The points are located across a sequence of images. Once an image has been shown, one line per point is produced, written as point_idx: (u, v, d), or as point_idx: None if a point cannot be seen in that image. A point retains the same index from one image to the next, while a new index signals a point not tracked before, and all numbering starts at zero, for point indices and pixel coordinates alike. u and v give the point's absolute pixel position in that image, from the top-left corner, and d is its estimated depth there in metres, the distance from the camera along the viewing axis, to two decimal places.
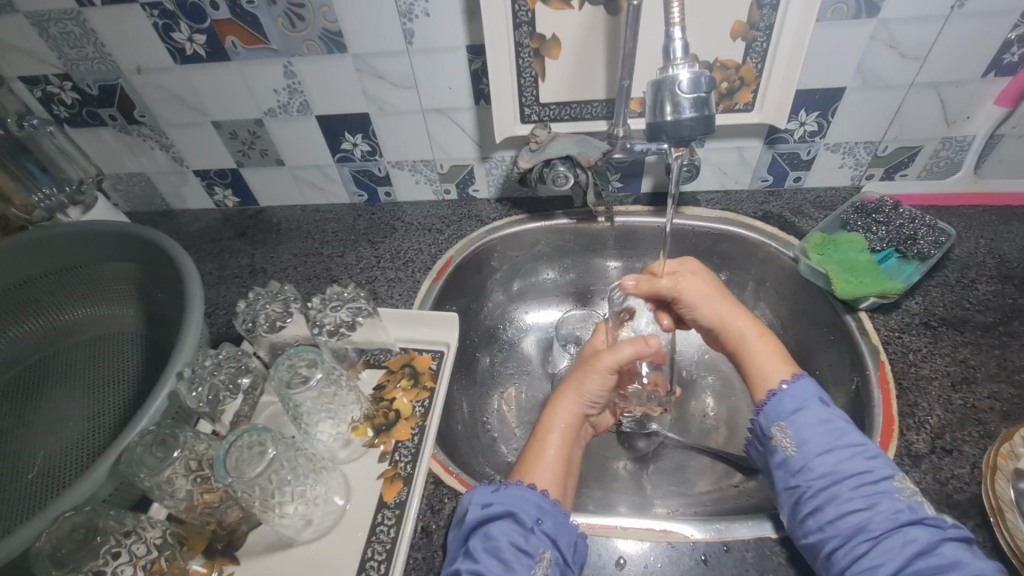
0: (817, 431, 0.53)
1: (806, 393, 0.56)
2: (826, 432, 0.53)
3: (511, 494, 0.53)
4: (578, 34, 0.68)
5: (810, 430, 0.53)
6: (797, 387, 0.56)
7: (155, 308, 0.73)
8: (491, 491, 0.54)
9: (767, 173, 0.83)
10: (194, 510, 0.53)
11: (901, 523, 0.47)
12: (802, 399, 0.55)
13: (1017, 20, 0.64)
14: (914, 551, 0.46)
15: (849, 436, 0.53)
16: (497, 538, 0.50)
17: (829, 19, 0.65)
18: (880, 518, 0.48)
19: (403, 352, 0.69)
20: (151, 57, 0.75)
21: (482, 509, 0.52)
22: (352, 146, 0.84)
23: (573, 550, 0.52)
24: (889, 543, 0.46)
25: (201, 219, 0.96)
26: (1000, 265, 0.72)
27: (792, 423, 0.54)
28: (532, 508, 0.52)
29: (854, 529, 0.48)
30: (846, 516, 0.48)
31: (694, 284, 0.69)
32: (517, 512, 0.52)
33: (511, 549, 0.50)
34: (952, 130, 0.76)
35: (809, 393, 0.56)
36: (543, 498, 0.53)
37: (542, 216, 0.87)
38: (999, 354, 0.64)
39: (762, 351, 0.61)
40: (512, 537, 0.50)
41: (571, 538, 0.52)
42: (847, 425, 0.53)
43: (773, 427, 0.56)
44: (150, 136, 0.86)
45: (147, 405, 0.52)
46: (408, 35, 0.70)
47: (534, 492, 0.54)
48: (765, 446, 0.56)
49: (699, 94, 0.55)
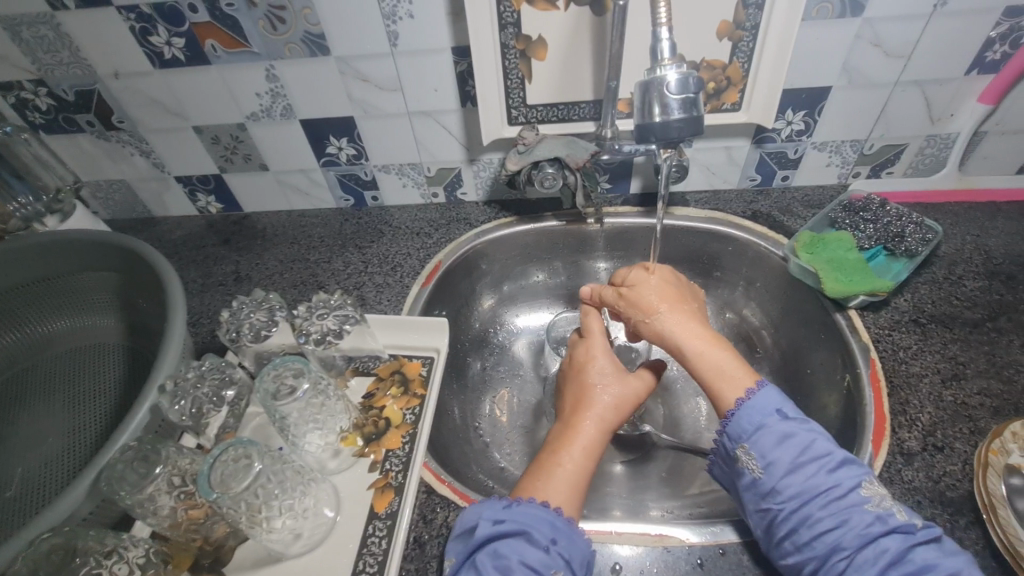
0: (780, 449, 0.52)
1: (765, 410, 0.54)
2: (790, 449, 0.51)
3: (522, 512, 0.51)
4: (564, 35, 0.68)
5: (774, 449, 0.52)
6: (756, 402, 0.54)
7: (136, 317, 0.71)
8: (503, 507, 0.52)
9: (755, 172, 0.83)
10: (179, 527, 0.51)
11: (873, 536, 0.47)
12: (762, 417, 0.53)
13: (998, 18, 0.64)
14: (888, 562, 0.46)
15: (813, 449, 0.51)
16: (508, 557, 0.48)
17: (813, 19, 0.65)
18: (852, 534, 0.47)
19: (392, 359, 0.68)
20: (129, 61, 0.73)
21: (493, 525, 0.51)
22: (337, 150, 0.83)
23: (584, 568, 0.50)
24: (864, 559, 0.46)
25: (184, 226, 0.94)
26: (986, 261, 0.73)
27: (755, 443, 0.53)
28: (546, 527, 0.51)
29: (829, 550, 0.48)
30: (819, 537, 0.48)
31: (633, 297, 0.65)
32: (530, 530, 0.50)
33: (522, 569, 0.48)
34: (937, 128, 0.76)
35: (768, 407, 0.54)
36: (557, 515, 0.52)
37: (531, 218, 0.86)
38: (988, 351, 0.64)
39: (711, 364, 0.59)
40: (525, 557, 0.49)
41: (583, 556, 0.51)
42: (811, 437, 0.52)
43: (738, 448, 0.54)
44: (129, 142, 0.84)
45: (129, 419, 0.51)
46: (392, 38, 0.69)
47: (548, 508, 0.52)
48: (731, 465, 0.55)
49: (687, 95, 0.54)
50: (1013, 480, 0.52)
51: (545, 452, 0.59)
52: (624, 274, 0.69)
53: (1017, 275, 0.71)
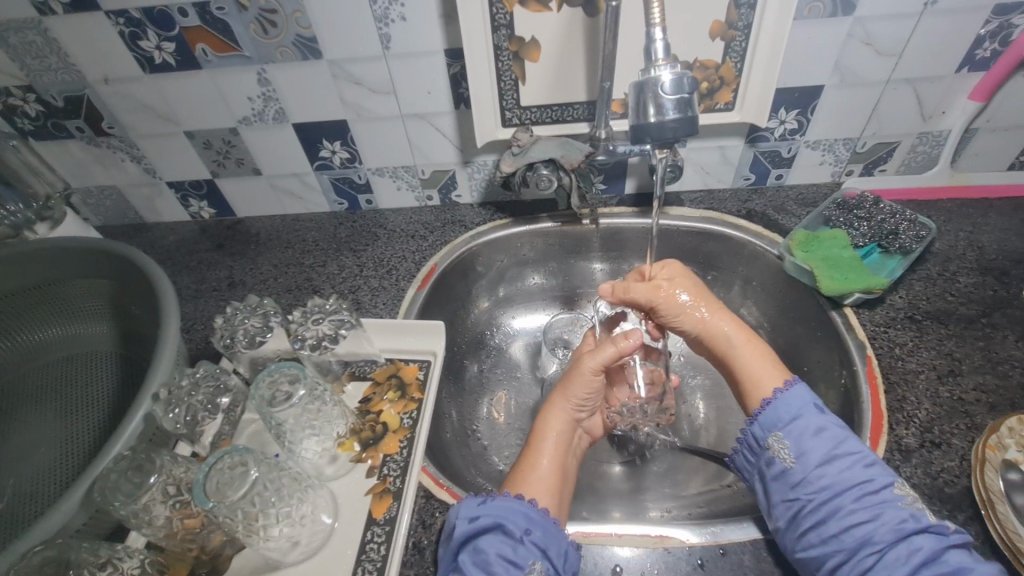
0: (815, 441, 0.53)
1: (801, 402, 0.56)
2: (824, 441, 0.53)
3: (497, 506, 0.53)
4: (557, 37, 0.68)
5: (808, 440, 0.53)
6: (793, 394, 0.56)
7: (129, 324, 0.70)
8: (478, 503, 0.53)
9: (749, 171, 0.83)
10: (174, 537, 0.50)
11: (905, 533, 0.47)
12: (797, 408, 0.55)
13: (988, 16, 0.65)
14: (919, 561, 0.46)
15: (847, 444, 0.52)
16: (485, 551, 0.50)
17: (805, 18, 0.65)
18: (883, 529, 0.48)
19: (389, 363, 0.67)
20: (118, 66, 0.73)
21: (470, 522, 0.51)
22: (330, 153, 0.83)
23: (563, 559, 0.51)
24: (894, 554, 0.47)
25: (177, 232, 0.93)
26: (980, 257, 0.73)
27: (789, 433, 0.54)
28: (520, 519, 0.52)
29: (858, 543, 0.48)
30: (849, 529, 0.49)
31: (674, 291, 0.67)
32: (505, 523, 0.52)
33: (500, 561, 0.49)
34: (928, 125, 0.77)
35: (804, 400, 0.56)
36: (531, 507, 0.53)
37: (526, 219, 0.86)
38: (983, 346, 0.64)
39: (752, 357, 0.61)
40: (501, 550, 0.50)
41: (561, 547, 0.52)
42: (845, 433, 0.53)
43: (770, 437, 0.55)
44: (120, 147, 0.83)
45: (122, 428, 0.50)
46: (384, 40, 0.69)
47: (522, 502, 0.54)
48: (760, 457, 0.56)
49: (682, 95, 0.54)
50: (1011, 476, 0.53)
51: (527, 445, 0.63)
52: (656, 269, 0.70)
53: (1010, 271, 0.71)
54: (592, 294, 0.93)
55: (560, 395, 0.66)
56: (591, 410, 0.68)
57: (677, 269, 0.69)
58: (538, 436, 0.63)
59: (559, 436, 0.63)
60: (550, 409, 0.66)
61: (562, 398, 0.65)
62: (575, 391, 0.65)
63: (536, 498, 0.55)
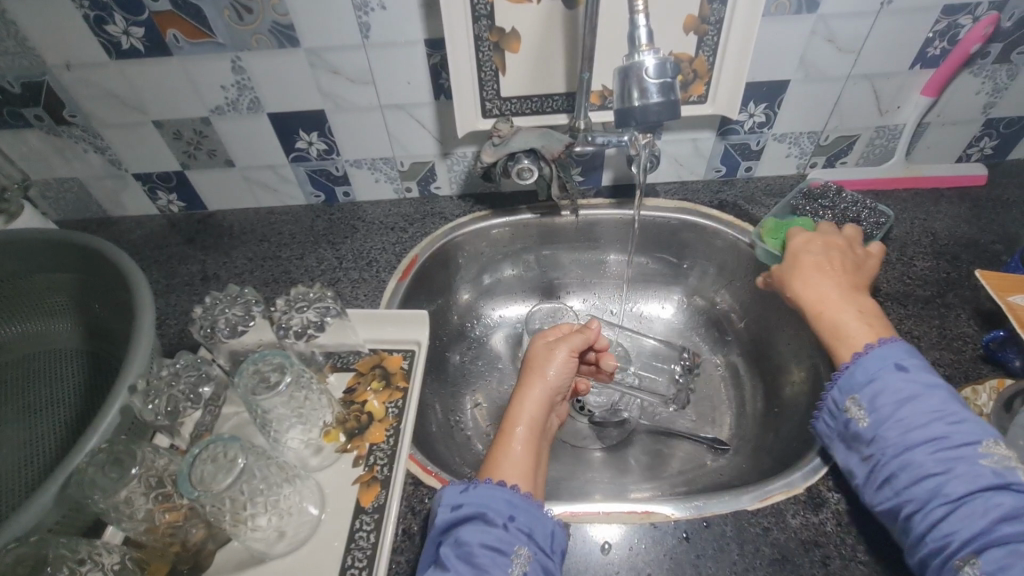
0: (891, 401, 0.52)
1: (882, 362, 0.54)
2: (904, 402, 0.51)
3: (478, 494, 0.52)
4: (537, 28, 0.69)
5: (886, 400, 0.52)
6: (874, 356, 0.54)
7: (95, 319, 0.68)
8: (461, 491, 0.53)
9: (720, 163, 0.86)
10: (155, 532, 0.49)
11: (982, 487, 0.46)
12: (874, 370, 0.54)
13: (938, 16, 0.69)
14: (997, 515, 0.45)
15: (932, 402, 0.51)
16: (468, 542, 0.49)
17: (772, 14, 0.68)
18: (959, 484, 0.47)
19: (372, 353, 0.67)
20: (82, 52, 0.70)
21: (452, 511, 0.52)
22: (307, 144, 0.82)
23: (550, 539, 0.51)
24: (970, 508, 0.46)
25: (144, 225, 0.90)
26: (934, 243, 0.78)
27: (868, 396, 0.53)
28: (502, 506, 0.51)
29: (928, 495, 0.47)
30: (920, 482, 0.48)
31: (820, 254, 0.66)
32: (487, 512, 0.51)
33: (483, 551, 0.48)
34: (885, 119, 0.81)
35: (887, 362, 0.54)
36: (513, 493, 0.52)
37: (506, 211, 0.87)
38: (939, 324, 0.69)
39: (842, 315, 0.60)
40: (484, 539, 0.49)
41: (546, 528, 0.51)
42: (928, 392, 0.51)
43: (849, 399, 0.55)
44: (83, 138, 0.80)
45: (101, 419, 0.48)
46: (364, 29, 0.69)
47: (505, 488, 0.52)
48: (837, 419, 0.56)
49: (665, 79, 0.56)
50: None
51: (500, 431, 0.60)
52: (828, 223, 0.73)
53: (961, 255, 0.76)
54: (571, 285, 0.94)
55: (535, 382, 0.64)
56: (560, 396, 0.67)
57: (847, 241, 0.68)
58: (513, 419, 0.61)
59: (530, 420, 0.61)
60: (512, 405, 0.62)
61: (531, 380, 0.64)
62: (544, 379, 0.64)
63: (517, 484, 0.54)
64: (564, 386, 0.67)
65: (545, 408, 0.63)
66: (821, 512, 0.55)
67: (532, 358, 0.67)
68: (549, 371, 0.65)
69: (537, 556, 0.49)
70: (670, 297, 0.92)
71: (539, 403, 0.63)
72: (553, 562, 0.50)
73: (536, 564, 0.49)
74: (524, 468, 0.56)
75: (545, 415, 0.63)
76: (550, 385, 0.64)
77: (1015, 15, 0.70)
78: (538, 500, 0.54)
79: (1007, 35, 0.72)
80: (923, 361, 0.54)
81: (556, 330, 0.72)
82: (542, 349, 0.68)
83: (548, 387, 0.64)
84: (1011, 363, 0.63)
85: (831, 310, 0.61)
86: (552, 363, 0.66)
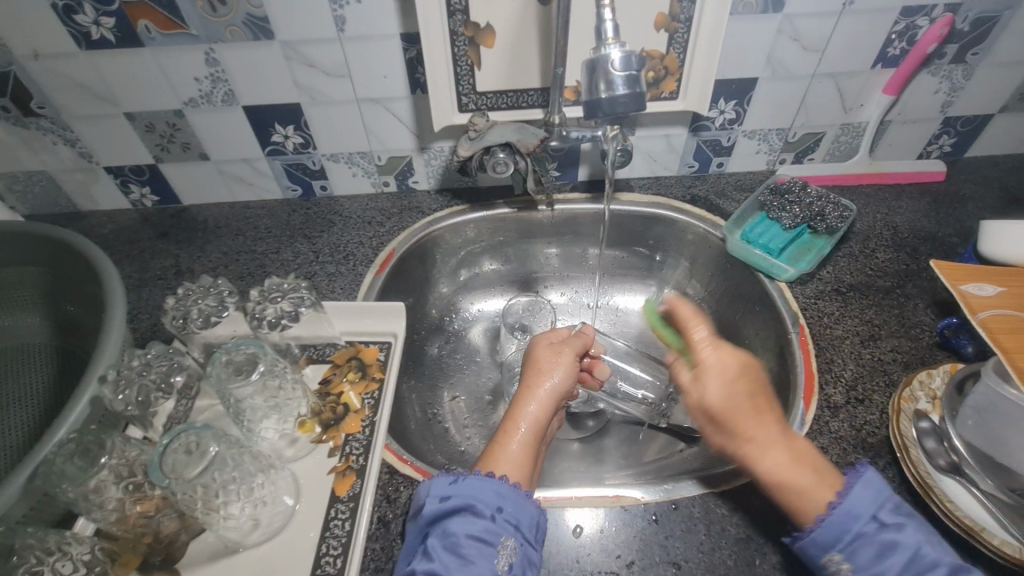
0: (880, 560, 0.45)
1: (856, 512, 0.46)
2: (892, 563, 0.45)
3: (468, 485, 0.52)
4: (511, 23, 0.69)
5: (875, 559, 0.45)
6: (846, 508, 0.47)
7: (66, 313, 0.67)
8: (449, 482, 0.53)
9: (693, 159, 0.88)
10: (126, 522, 0.49)
11: None
12: (852, 523, 0.46)
13: (896, 17, 0.72)
14: None
15: (919, 555, 0.44)
16: (455, 533, 0.50)
17: (740, 13, 0.70)
18: None
19: (348, 345, 0.67)
20: (50, 42, 0.69)
21: (439, 502, 0.52)
22: (283, 138, 0.82)
23: (534, 529, 0.52)
24: None
25: (116, 220, 0.89)
26: (895, 236, 0.81)
27: (851, 551, 0.46)
28: (490, 498, 0.52)
29: None
30: None
31: (701, 371, 0.56)
32: (475, 503, 0.51)
33: (470, 542, 0.49)
34: (849, 117, 0.84)
35: (857, 512, 0.46)
36: (503, 484, 0.53)
37: (483, 205, 0.88)
38: (898, 313, 0.71)
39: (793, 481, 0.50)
40: (470, 530, 0.50)
41: (532, 519, 0.52)
42: (914, 545, 0.45)
43: (827, 556, 0.47)
44: (52, 129, 0.78)
45: (68, 412, 0.49)
46: (339, 22, 0.69)
47: (494, 479, 0.53)
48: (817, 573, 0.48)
49: (630, 72, 0.57)
50: (922, 423, 0.57)
51: (501, 429, 0.60)
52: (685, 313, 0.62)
53: (919, 248, 0.80)
54: (548, 279, 0.96)
55: (541, 382, 0.64)
56: (564, 400, 0.67)
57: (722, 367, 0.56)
58: (515, 418, 0.61)
59: (537, 428, 0.60)
60: (519, 414, 0.61)
61: (543, 387, 0.63)
62: (556, 383, 0.64)
63: (503, 474, 0.55)
64: (570, 390, 0.67)
65: (552, 414, 0.63)
66: None
67: (537, 361, 0.67)
68: (559, 376, 0.65)
69: (522, 548, 0.50)
70: (644, 291, 0.94)
71: (544, 406, 0.62)
72: (536, 552, 0.51)
73: (523, 554, 0.50)
74: (512, 462, 0.56)
75: (549, 417, 0.62)
76: (557, 387, 0.64)
77: (969, 17, 0.73)
78: (527, 491, 0.55)
79: (962, 36, 0.75)
80: (884, 491, 0.47)
81: (555, 333, 0.72)
82: (549, 352, 0.67)
83: (559, 393, 0.64)
84: (964, 349, 0.66)
85: (760, 444, 0.51)
86: (563, 365, 0.66)
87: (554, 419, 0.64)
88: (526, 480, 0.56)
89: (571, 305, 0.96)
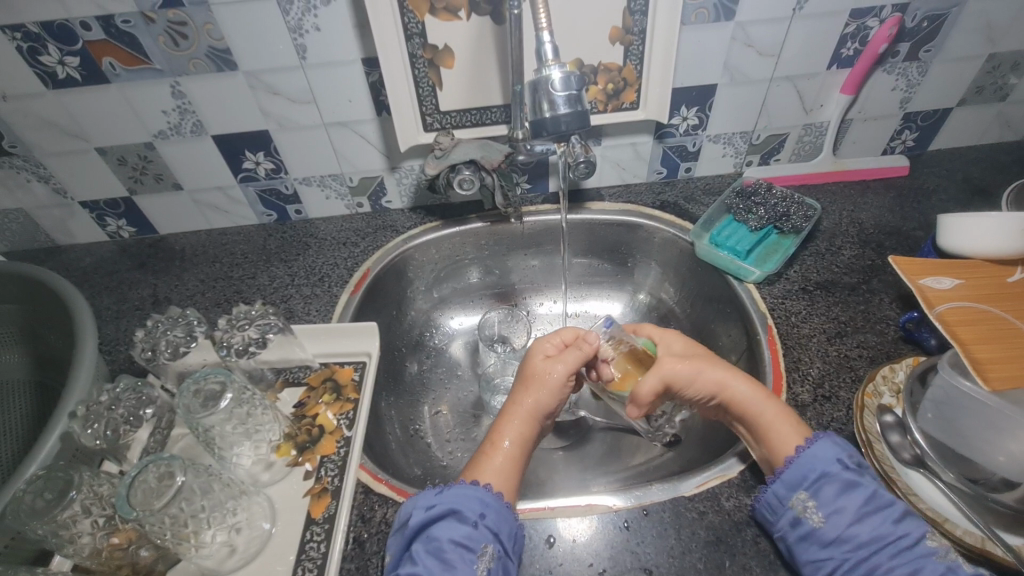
0: (844, 497, 0.51)
1: (826, 455, 0.54)
2: (852, 498, 0.51)
3: (454, 494, 0.53)
4: (468, 44, 0.71)
5: (833, 494, 0.52)
6: (817, 450, 0.54)
7: (46, 349, 0.68)
8: (435, 493, 0.53)
9: (661, 165, 0.90)
10: (100, 556, 0.49)
11: None
12: (824, 461, 0.53)
13: (847, 19, 0.73)
14: None
15: (876, 497, 0.51)
16: (439, 538, 0.50)
17: (693, 23, 0.71)
18: None
19: (323, 367, 0.68)
20: (17, 83, 0.70)
21: (426, 511, 0.52)
22: (255, 164, 0.83)
23: (513, 541, 0.52)
24: None
25: (95, 252, 0.90)
26: (860, 232, 0.82)
27: (815, 490, 0.52)
28: (475, 504, 0.52)
29: None
30: None
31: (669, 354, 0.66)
32: (462, 510, 0.52)
33: (453, 548, 0.50)
34: (811, 118, 0.86)
35: (830, 456, 0.54)
36: (487, 492, 0.53)
37: (456, 220, 0.89)
38: (864, 309, 0.72)
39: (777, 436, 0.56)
40: (453, 535, 0.51)
41: (511, 529, 0.52)
42: (874, 486, 0.51)
43: (794, 496, 0.53)
44: (25, 167, 0.79)
45: (36, 452, 0.50)
46: (300, 51, 0.70)
47: (479, 487, 0.54)
48: (781, 517, 0.52)
49: (571, 91, 0.59)
50: (886, 416, 0.59)
51: (487, 441, 0.61)
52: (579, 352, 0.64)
53: (884, 243, 0.81)
54: (526, 290, 0.97)
55: (526, 401, 0.63)
56: (552, 415, 0.66)
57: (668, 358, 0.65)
58: (498, 433, 0.61)
59: (523, 441, 0.61)
60: (504, 429, 0.61)
61: (526, 405, 0.63)
62: (540, 402, 0.63)
63: (487, 482, 0.55)
64: (558, 407, 0.66)
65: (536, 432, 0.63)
66: (754, 493, 0.58)
67: (531, 375, 0.65)
68: (545, 395, 0.63)
69: (501, 556, 0.50)
70: (620, 296, 0.96)
71: (527, 427, 0.62)
72: (513, 563, 0.51)
73: (501, 563, 0.50)
74: (497, 470, 0.57)
75: (533, 439, 0.62)
76: (543, 410, 0.63)
77: (918, 16, 0.74)
78: (509, 501, 0.55)
79: (913, 35, 0.76)
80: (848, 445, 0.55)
81: (555, 339, 0.68)
82: (543, 365, 0.65)
83: (544, 413, 0.63)
84: (927, 341, 0.67)
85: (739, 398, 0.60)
86: (552, 385, 0.63)
87: (539, 434, 0.65)
88: (509, 489, 0.56)
89: (551, 314, 0.97)
